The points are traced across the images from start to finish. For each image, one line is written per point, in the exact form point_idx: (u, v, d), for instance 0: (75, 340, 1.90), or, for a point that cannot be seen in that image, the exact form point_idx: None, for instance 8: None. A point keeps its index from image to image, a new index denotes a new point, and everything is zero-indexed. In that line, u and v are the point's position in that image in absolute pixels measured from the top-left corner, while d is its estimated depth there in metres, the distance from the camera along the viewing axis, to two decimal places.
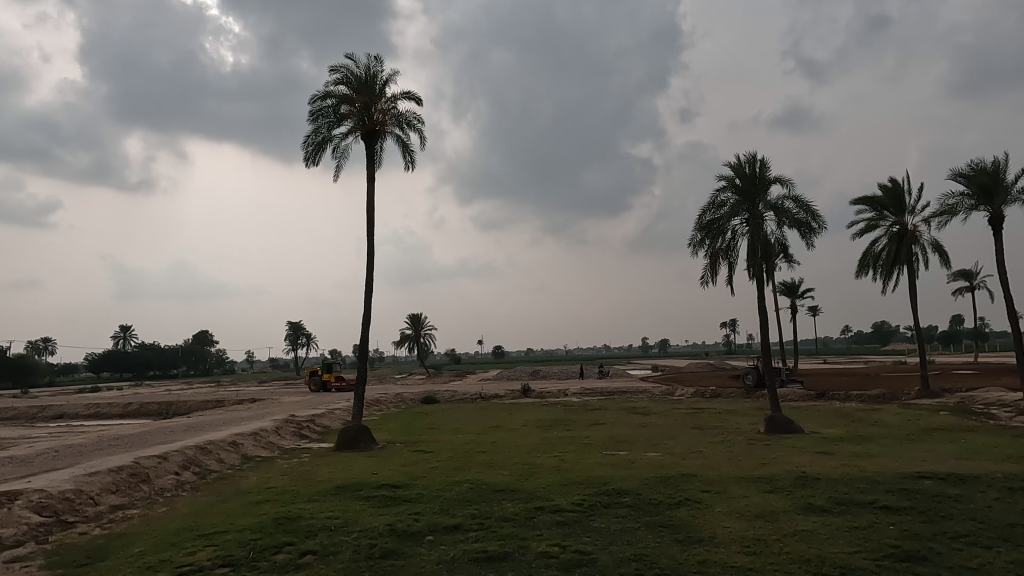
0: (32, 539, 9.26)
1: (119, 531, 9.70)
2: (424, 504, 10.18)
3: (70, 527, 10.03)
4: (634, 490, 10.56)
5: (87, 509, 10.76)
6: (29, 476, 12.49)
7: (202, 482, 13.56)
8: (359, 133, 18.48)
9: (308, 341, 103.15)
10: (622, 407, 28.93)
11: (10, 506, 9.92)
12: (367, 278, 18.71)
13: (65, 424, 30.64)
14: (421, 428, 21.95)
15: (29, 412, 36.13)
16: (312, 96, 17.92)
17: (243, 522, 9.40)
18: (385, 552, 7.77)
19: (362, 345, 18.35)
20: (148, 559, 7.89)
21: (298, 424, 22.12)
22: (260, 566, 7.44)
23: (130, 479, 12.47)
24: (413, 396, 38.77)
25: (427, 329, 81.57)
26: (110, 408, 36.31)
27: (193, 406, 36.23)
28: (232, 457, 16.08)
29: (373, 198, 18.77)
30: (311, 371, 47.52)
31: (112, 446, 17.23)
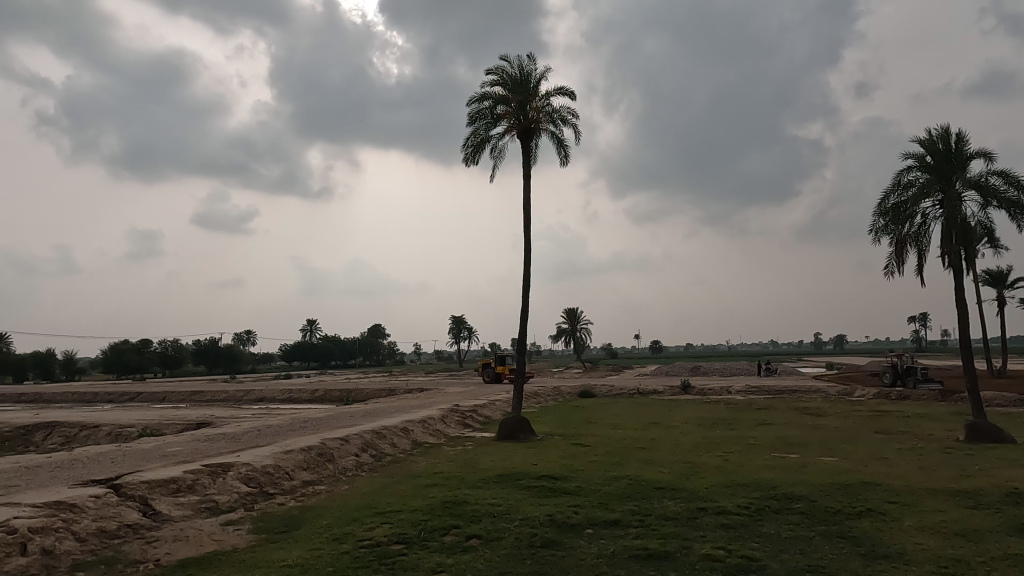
0: (242, 505, 10.62)
1: (309, 504, 10.81)
2: (584, 496, 10.23)
3: (271, 497, 11.35)
4: (807, 496, 9.86)
5: (285, 483, 12.11)
6: (239, 451, 14.29)
7: (378, 464, 14.69)
8: (515, 132, 18.92)
9: (470, 334, 107.56)
10: (792, 407, 27.11)
11: (224, 476, 11.43)
12: (525, 273, 19.07)
13: (264, 407, 34.70)
14: (578, 422, 22.05)
15: (236, 395, 41.25)
16: (470, 98, 18.62)
17: (414, 503, 10.05)
18: (546, 542, 7.92)
19: (520, 339, 18.82)
20: (334, 532, 8.70)
21: (461, 413, 23.21)
22: (430, 545, 7.92)
23: (318, 458, 13.84)
24: (571, 390, 39.07)
25: (584, 323, 81.76)
26: (301, 394, 40.46)
27: (368, 394, 39.26)
28: (403, 442, 17.26)
29: (528, 194, 19.13)
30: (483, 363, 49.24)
31: (303, 428, 19.21)
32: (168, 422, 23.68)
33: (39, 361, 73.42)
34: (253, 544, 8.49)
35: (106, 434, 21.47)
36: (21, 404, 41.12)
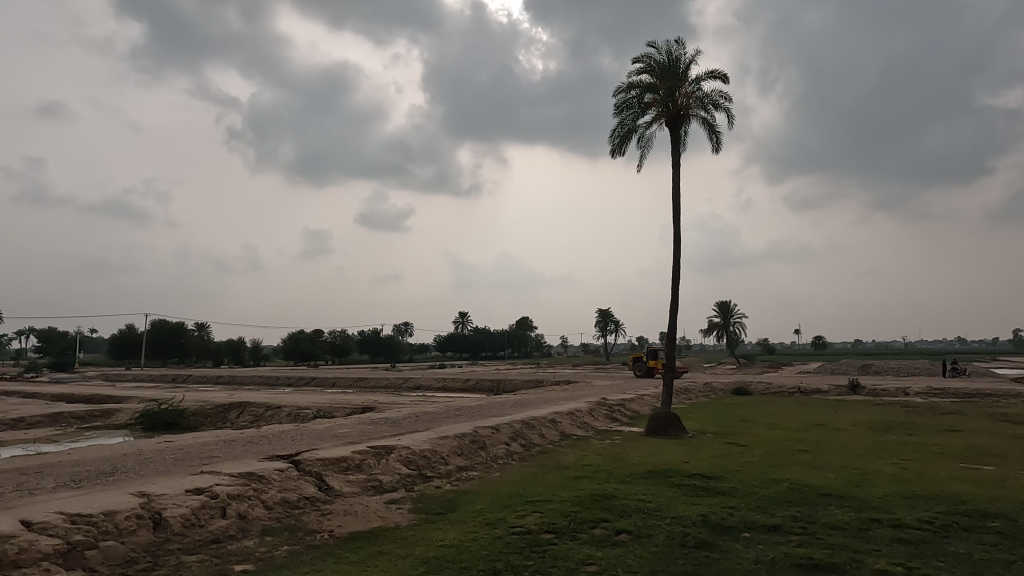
0: (403, 486, 11.35)
1: (463, 488, 11.32)
2: (739, 498, 9.76)
3: (428, 479, 12.02)
4: (1005, 514, 8.68)
5: (441, 467, 12.76)
6: (399, 435, 15.26)
7: (528, 454, 15.02)
8: (663, 121, 18.39)
9: (617, 327, 106.41)
10: (986, 414, 23.96)
11: (387, 457, 12.28)
12: (675, 265, 18.50)
13: (421, 394, 36.80)
14: (732, 420, 21.09)
15: (396, 382, 44.08)
16: (616, 89, 18.39)
17: (563, 494, 10.16)
18: (699, 543, 7.67)
19: (670, 333, 18.33)
20: (488, 517, 9.02)
21: (609, 406, 23.08)
22: (580, 537, 7.97)
23: (471, 445, 14.43)
24: (724, 386, 37.44)
25: (737, 317, 77.84)
26: (454, 383, 42.39)
27: (517, 384, 40.24)
28: (551, 433, 17.51)
29: (678, 184, 18.53)
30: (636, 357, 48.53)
31: (457, 415, 20.10)
32: (339, 405, 25.88)
33: (232, 348, 83.19)
34: (413, 522, 9.04)
35: (287, 414, 23.87)
36: (219, 384, 46.97)
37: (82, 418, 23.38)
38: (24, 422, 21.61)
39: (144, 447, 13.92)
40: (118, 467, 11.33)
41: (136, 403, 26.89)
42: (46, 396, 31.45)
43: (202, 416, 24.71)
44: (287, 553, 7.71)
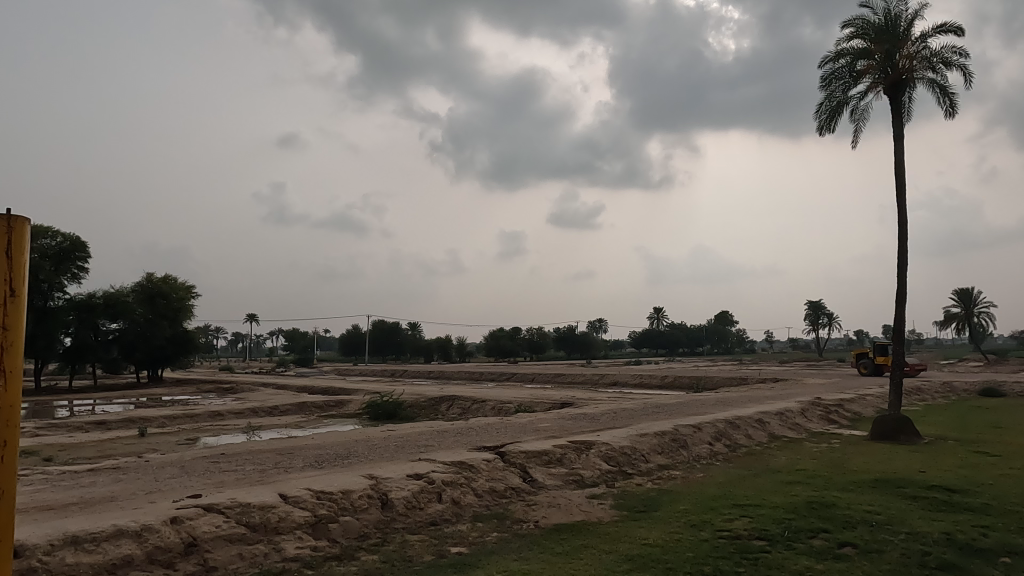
0: (604, 482, 11.41)
1: (665, 488, 11.06)
2: (995, 517, 8.39)
3: (629, 477, 11.94)
4: None
5: (641, 465, 12.61)
6: (599, 431, 15.37)
7: (733, 455, 14.28)
8: (881, 88, 16.43)
9: (830, 321, 97.19)
10: None
11: (587, 453, 12.42)
12: (900, 249, 16.42)
13: (618, 391, 36.70)
14: (981, 425, 18.21)
15: (593, 378, 44.38)
16: (823, 59, 16.78)
17: (776, 500, 9.49)
18: (944, 565, 6.72)
19: (897, 325, 16.31)
20: (692, 518, 8.73)
21: (825, 406, 21.16)
22: (796, 547, 7.39)
23: (672, 443, 14.07)
24: (967, 387, 32.45)
25: (983, 307, 67.02)
26: (651, 379, 41.67)
27: (719, 382, 38.45)
28: (759, 434, 16.48)
29: (901, 157, 16.43)
30: (861, 354, 43.79)
31: (656, 412, 19.72)
32: (538, 400, 26.69)
33: (440, 345, 89.78)
34: (616, 519, 9.05)
35: (491, 408, 25.19)
36: (431, 379, 51.00)
37: (321, 407, 26.75)
38: (277, 409, 25.25)
39: (371, 435, 15.51)
40: (351, 451, 12.77)
41: (363, 395, 30.15)
42: (293, 387, 36.50)
43: (417, 408, 26.96)
44: (498, 540, 8.12)
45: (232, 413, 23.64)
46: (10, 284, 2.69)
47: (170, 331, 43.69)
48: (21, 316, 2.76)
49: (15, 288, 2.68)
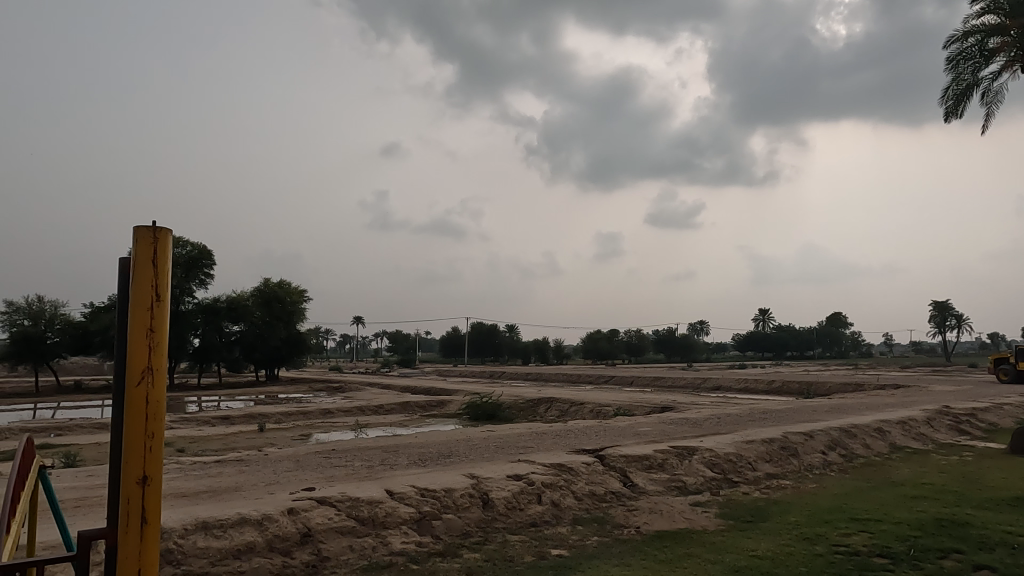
0: (708, 489, 11.05)
1: (775, 498, 10.55)
2: None
3: (735, 485, 11.49)
4: None
5: (748, 473, 12.11)
6: (702, 436, 14.89)
7: (850, 465, 13.42)
8: (1017, 67, 14.96)
9: (959, 322, 89.37)
10: None
11: (690, 458, 12.08)
12: None
13: (722, 395, 35.46)
14: None
15: (694, 382, 43.10)
16: (948, 39, 15.51)
17: (899, 515, 8.83)
18: None
19: None
20: (805, 531, 8.29)
21: (954, 416, 19.46)
22: (923, 567, 6.84)
23: (781, 451, 13.42)
24: None
25: None
26: (757, 384, 39.94)
27: (832, 388, 36.28)
28: (878, 444, 15.40)
29: None
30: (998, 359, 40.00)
31: (763, 418, 18.87)
32: (638, 403, 26.24)
33: (538, 347, 90.19)
34: (721, 528, 8.74)
35: (590, 410, 25.02)
36: (529, 381, 51.30)
37: (423, 406, 27.57)
38: (383, 408, 26.28)
39: (472, 435, 15.80)
40: (453, 450, 13.06)
41: (463, 395, 30.81)
42: (397, 387, 37.90)
43: (516, 409, 27.20)
44: (598, 544, 8.05)
45: (341, 411, 24.82)
46: (155, 282, 2.52)
47: (285, 333, 46.29)
48: (166, 318, 2.56)
49: (159, 288, 2.50)
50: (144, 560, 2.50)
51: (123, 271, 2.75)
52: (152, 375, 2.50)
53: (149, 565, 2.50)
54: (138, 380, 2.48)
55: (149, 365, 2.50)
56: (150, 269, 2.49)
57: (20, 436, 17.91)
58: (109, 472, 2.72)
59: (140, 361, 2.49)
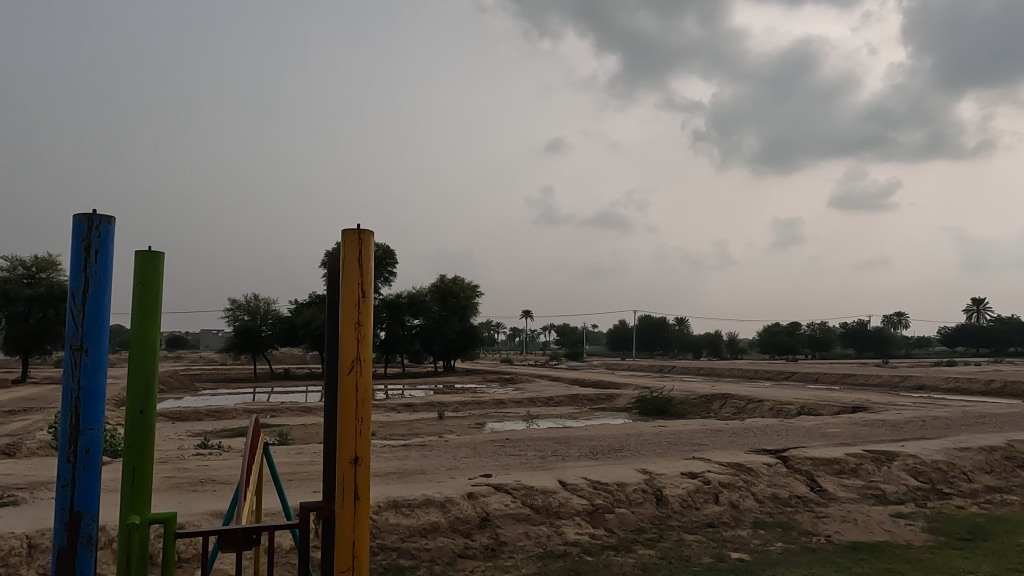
0: (912, 500, 9.91)
1: (997, 514, 9.20)
2: None
3: (946, 497, 10.19)
4: None
5: (962, 484, 10.68)
6: (904, 441, 13.39)
7: None
8: None
9: None
10: None
11: (889, 465, 10.92)
12: None
13: (926, 396, 31.60)
14: None
15: (892, 380, 38.83)
16: None
17: None
18: None
19: None
20: None
21: None
22: None
23: (1004, 462, 11.68)
24: None
25: None
26: (971, 385, 35.05)
27: None
28: None
29: None
30: None
31: (980, 423, 16.54)
32: (825, 402, 24.22)
33: (710, 341, 86.68)
34: (930, 544, 7.79)
35: (769, 409, 23.55)
36: (702, 376, 49.44)
37: (592, 400, 27.65)
38: (553, 400, 26.76)
39: (642, 429, 15.57)
40: (624, 445, 12.96)
41: (632, 389, 30.46)
42: (566, 379, 38.37)
43: (688, 405, 26.31)
44: (783, 551, 7.55)
45: (513, 402, 25.67)
46: (360, 281, 2.77)
47: (460, 326, 48.70)
48: (371, 313, 2.80)
49: (364, 285, 2.75)
50: (356, 534, 2.75)
51: (334, 271, 3.04)
52: (359, 366, 2.75)
53: (360, 538, 2.75)
54: (348, 370, 2.74)
55: (357, 356, 2.75)
56: (356, 269, 2.74)
57: (245, 415, 20.70)
58: (324, 452, 3.04)
59: (350, 352, 2.74)
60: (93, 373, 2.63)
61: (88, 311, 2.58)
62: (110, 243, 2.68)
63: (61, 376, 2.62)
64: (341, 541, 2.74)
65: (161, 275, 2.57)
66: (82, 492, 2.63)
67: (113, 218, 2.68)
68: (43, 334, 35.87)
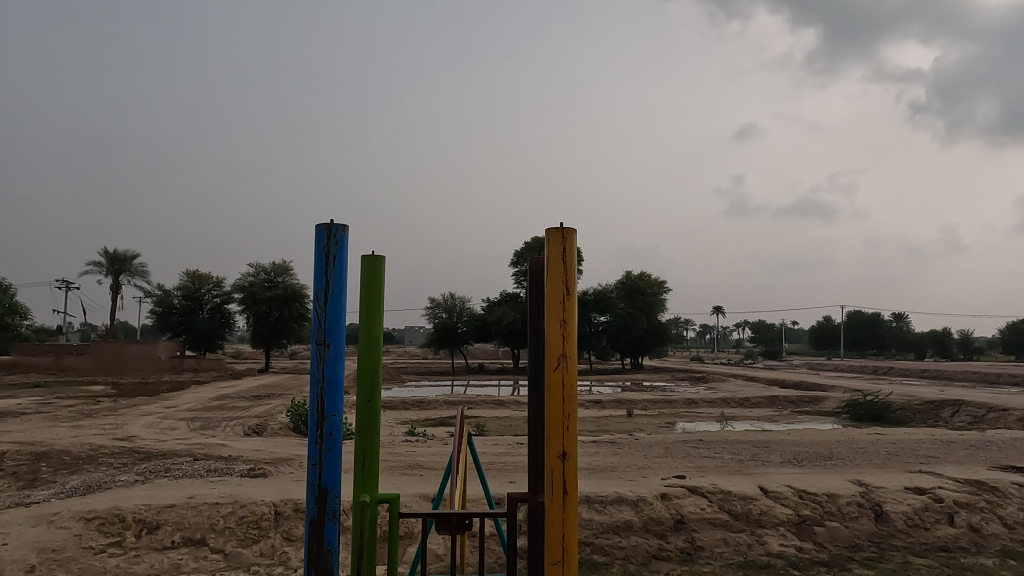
0: None
1: None
2: None
3: None
4: None
5: None
6: None
7: None
8: None
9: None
10: None
11: None
12: None
13: None
14: None
15: None
16: None
17: None
18: None
19: None
20: None
21: None
22: None
23: None
24: None
25: None
26: None
27: None
28: None
29: None
30: None
31: None
32: None
33: (937, 338, 76.31)
34: None
35: (1018, 419, 20.11)
36: (928, 379, 43.62)
37: (794, 402, 25.65)
38: (749, 401, 25.26)
39: (855, 437, 14.11)
40: (834, 453, 11.86)
41: (842, 392, 27.74)
42: (763, 380, 36.06)
43: (911, 412, 23.34)
44: None
45: (706, 402, 24.70)
46: (565, 279, 2.82)
47: (647, 323, 47.71)
48: (575, 311, 2.84)
49: (568, 282, 2.79)
50: (565, 528, 2.80)
51: (536, 270, 3.12)
52: (565, 362, 2.80)
53: (569, 532, 2.80)
54: (554, 366, 2.80)
55: (563, 353, 2.80)
56: (560, 268, 2.79)
57: (446, 406, 22.20)
58: (532, 446, 3.15)
59: (555, 349, 2.80)
60: (333, 365, 2.96)
61: (328, 311, 2.92)
62: (346, 249, 3.00)
63: (309, 367, 2.99)
64: (550, 535, 2.81)
65: (386, 277, 2.83)
66: (327, 471, 2.97)
67: (347, 226, 2.99)
68: (280, 330, 41.53)
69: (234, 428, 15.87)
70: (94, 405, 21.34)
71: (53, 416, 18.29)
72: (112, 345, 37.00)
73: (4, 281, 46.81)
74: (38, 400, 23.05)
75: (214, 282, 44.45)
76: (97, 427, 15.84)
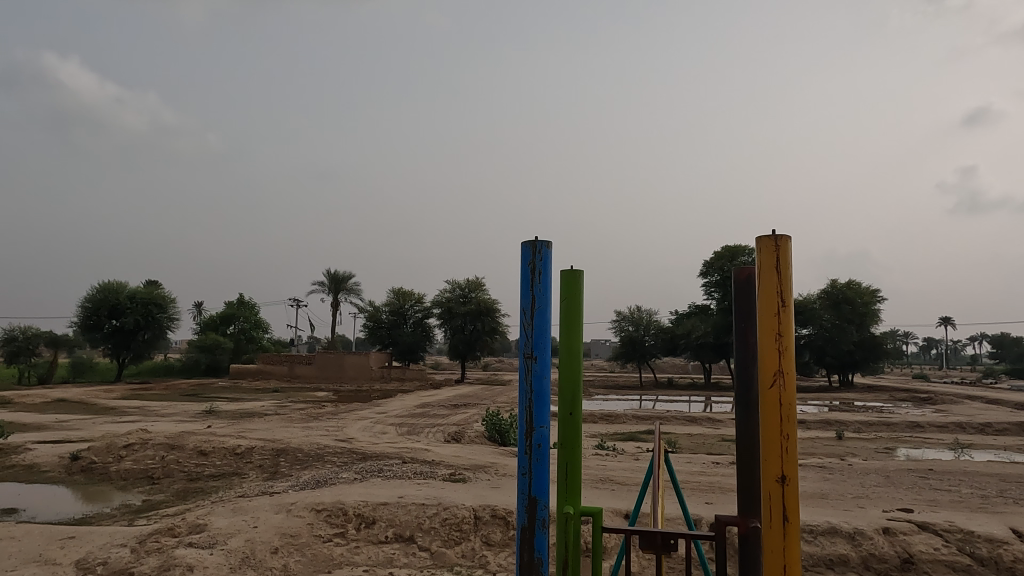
0: None
1: None
2: None
3: None
4: None
5: None
6: None
7: None
8: None
9: None
10: None
11: None
12: None
13: None
14: None
15: None
16: None
17: None
18: None
19: None
20: None
21: None
22: None
23: None
24: None
25: None
26: None
27: None
28: None
29: None
30: None
31: None
32: None
33: None
34: None
35: None
36: None
37: None
38: (992, 428, 21.65)
39: None
40: None
41: None
42: (1010, 402, 30.69)
43: None
44: None
45: (935, 427, 21.56)
46: (779, 290, 2.65)
47: (858, 336, 43.11)
48: (790, 325, 2.65)
49: (783, 293, 2.62)
50: (786, 556, 2.61)
51: (742, 280, 2.97)
52: (782, 379, 2.62)
53: (792, 561, 2.59)
54: (769, 383, 2.64)
55: (779, 368, 2.63)
56: (774, 278, 2.63)
57: (635, 421, 21.88)
58: (741, 467, 2.99)
59: (770, 364, 2.63)
60: (540, 378, 3.03)
61: (535, 324, 3.01)
62: (550, 264, 3.08)
63: (517, 380, 3.10)
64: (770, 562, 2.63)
65: (585, 292, 2.87)
66: (536, 481, 3.07)
67: (550, 242, 3.07)
68: (474, 342, 43.77)
69: (436, 434, 17.00)
70: (320, 408, 24.11)
71: (290, 417, 20.99)
72: (333, 357, 41.56)
73: (250, 302, 54.83)
74: (277, 403, 26.59)
75: (417, 298, 48.29)
76: (324, 429, 17.89)
